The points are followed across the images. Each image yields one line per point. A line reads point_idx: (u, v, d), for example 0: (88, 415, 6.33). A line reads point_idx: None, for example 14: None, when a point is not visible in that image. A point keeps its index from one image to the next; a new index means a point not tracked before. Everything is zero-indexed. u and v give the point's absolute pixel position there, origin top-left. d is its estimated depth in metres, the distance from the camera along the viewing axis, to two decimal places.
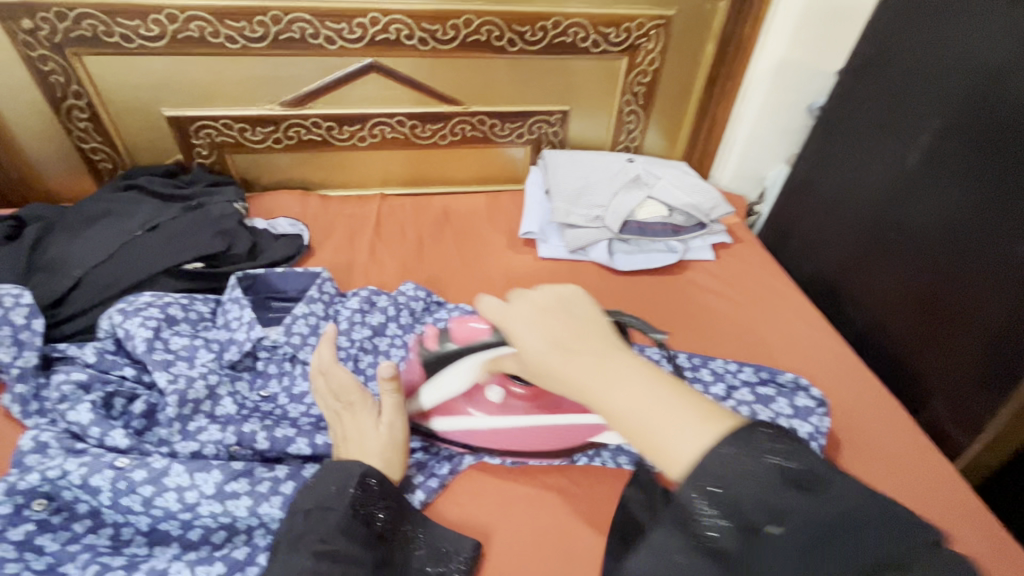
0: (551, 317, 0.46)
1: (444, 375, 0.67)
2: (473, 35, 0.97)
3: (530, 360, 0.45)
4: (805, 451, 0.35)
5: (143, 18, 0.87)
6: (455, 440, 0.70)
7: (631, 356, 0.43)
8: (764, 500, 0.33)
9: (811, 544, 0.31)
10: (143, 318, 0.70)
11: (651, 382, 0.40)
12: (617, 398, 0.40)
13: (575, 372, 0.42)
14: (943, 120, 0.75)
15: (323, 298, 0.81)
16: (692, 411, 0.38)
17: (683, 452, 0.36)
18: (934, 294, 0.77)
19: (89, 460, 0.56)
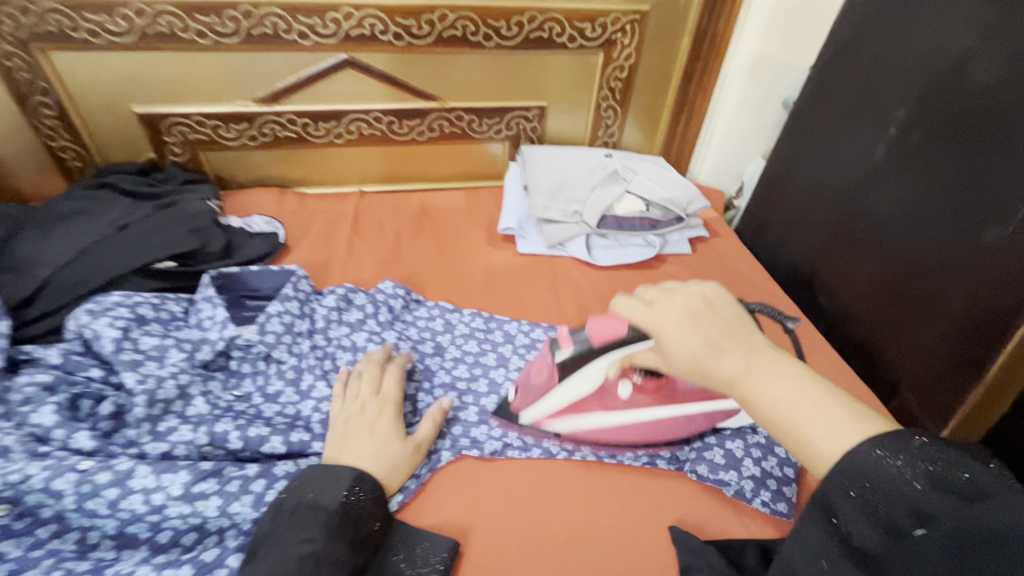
0: (695, 316, 0.51)
1: (578, 376, 0.66)
2: (449, 30, 0.96)
3: (679, 355, 0.50)
4: (974, 463, 0.37)
5: (110, 13, 0.85)
6: (584, 439, 0.70)
7: (775, 356, 0.47)
8: (910, 503, 0.36)
9: (966, 542, 0.34)
10: (111, 318, 0.69)
11: (800, 384, 0.44)
12: (767, 394, 0.45)
13: (729, 371, 0.47)
14: (909, 111, 0.76)
15: (298, 296, 0.81)
16: (845, 413, 0.42)
17: (829, 449, 0.41)
18: (904, 284, 0.78)
19: (52, 463, 0.55)
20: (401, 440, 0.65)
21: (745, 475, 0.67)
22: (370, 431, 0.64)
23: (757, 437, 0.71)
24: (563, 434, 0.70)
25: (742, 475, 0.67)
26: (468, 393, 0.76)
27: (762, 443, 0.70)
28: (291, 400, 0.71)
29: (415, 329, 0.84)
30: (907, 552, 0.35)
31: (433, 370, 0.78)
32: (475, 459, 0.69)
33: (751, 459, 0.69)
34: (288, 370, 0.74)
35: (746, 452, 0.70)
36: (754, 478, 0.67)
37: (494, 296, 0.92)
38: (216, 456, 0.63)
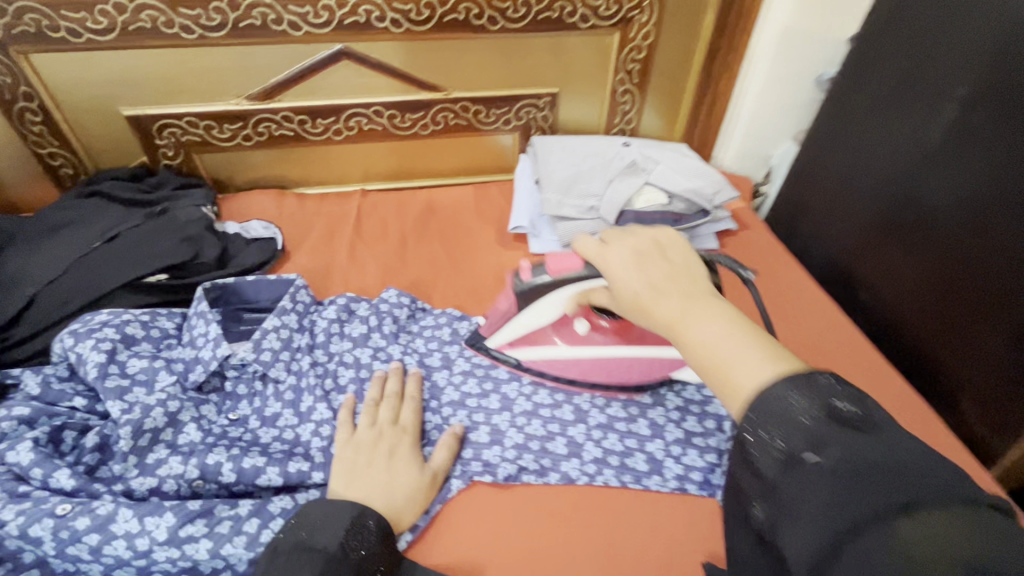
0: (645, 258, 0.50)
1: (533, 307, 0.67)
2: (450, 14, 0.89)
3: (625, 295, 0.49)
4: (869, 402, 0.34)
5: (89, 10, 0.79)
6: (539, 369, 0.72)
7: (715, 299, 0.45)
8: (805, 430, 0.33)
9: (853, 470, 0.31)
10: (96, 340, 0.64)
11: (733, 326, 0.42)
12: (697, 332, 0.42)
13: (664, 312, 0.45)
14: (972, 87, 0.67)
15: (296, 308, 0.75)
16: (765, 351, 0.39)
17: (746, 384, 0.38)
18: (964, 285, 0.70)
19: (28, 508, 0.51)
20: (418, 468, 0.60)
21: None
22: (385, 460, 0.59)
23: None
24: (522, 361, 0.72)
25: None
26: (478, 411, 0.69)
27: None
28: (290, 423, 0.66)
29: (422, 341, 0.77)
30: (798, 483, 0.32)
31: (440, 386, 0.72)
32: (488, 486, 0.63)
33: None
34: (286, 391, 0.69)
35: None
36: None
37: None
38: (209, 491, 0.59)
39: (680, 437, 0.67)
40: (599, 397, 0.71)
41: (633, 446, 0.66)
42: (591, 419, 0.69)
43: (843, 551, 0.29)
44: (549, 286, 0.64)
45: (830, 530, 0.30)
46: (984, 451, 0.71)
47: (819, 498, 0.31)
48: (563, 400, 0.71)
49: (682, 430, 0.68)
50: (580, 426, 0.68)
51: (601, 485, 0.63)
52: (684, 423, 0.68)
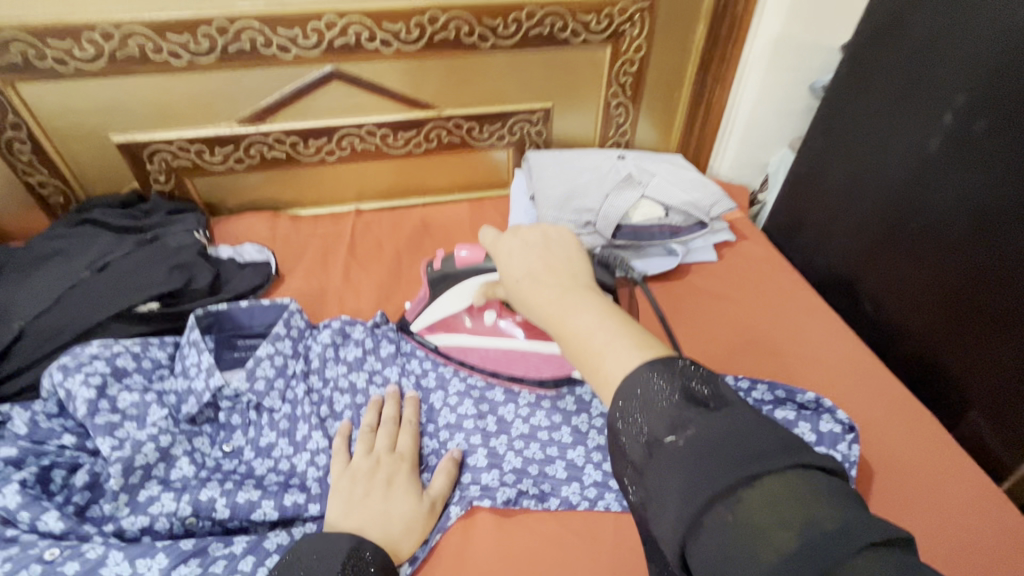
0: (533, 255, 0.54)
1: (442, 295, 0.72)
2: (441, 32, 0.88)
3: (512, 289, 0.53)
4: (719, 382, 0.38)
5: (76, 38, 0.79)
6: (452, 356, 0.75)
7: (587, 292, 0.49)
8: (665, 413, 0.36)
9: (705, 446, 0.33)
10: (85, 375, 0.62)
11: (603, 316, 0.45)
12: (573, 322, 0.46)
13: (543, 303, 0.49)
14: (968, 96, 0.66)
15: (291, 334, 0.74)
16: (631, 338, 0.43)
17: (612, 371, 0.41)
18: (968, 296, 0.69)
19: (15, 554, 0.49)
20: (415, 498, 0.59)
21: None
22: (383, 488, 0.58)
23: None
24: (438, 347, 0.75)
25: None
26: (475, 434, 0.68)
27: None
28: (286, 453, 0.65)
29: (417, 361, 0.76)
30: (659, 465, 0.34)
31: (437, 409, 0.70)
32: (488, 511, 0.61)
33: None
34: (281, 420, 0.67)
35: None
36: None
37: None
38: (203, 527, 0.57)
39: None
40: (598, 418, 0.70)
41: None
42: (590, 441, 0.67)
43: (700, 525, 0.31)
44: (458, 275, 0.71)
45: (686, 509, 0.32)
46: (997, 465, 0.69)
47: (676, 478, 0.33)
48: (561, 422, 0.69)
49: None
50: (580, 449, 0.66)
51: (602, 509, 0.62)
52: None
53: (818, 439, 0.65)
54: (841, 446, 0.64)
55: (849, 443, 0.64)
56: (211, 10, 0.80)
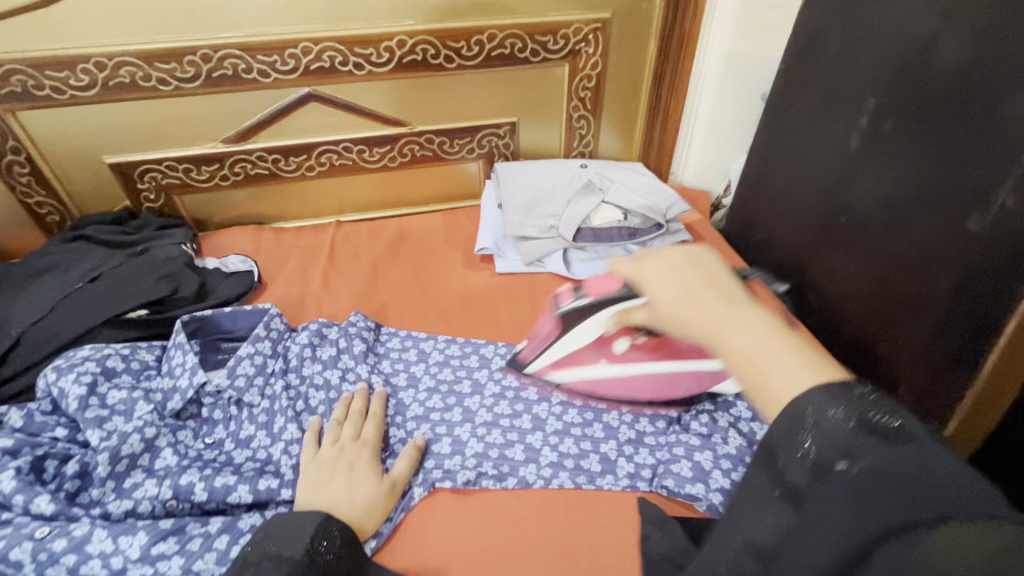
0: (678, 268, 0.47)
1: (575, 330, 0.67)
2: (409, 55, 0.96)
3: (657, 306, 0.46)
4: (907, 412, 0.32)
5: (71, 69, 0.86)
6: (580, 391, 0.70)
7: (753, 308, 0.41)
8: (836, 438, 0.31)
9: (885, 480, 0.29)
10: (77, 374, 0.68)
11: (772, 335, 0.38)
12: (741, 343, 0.38)
13: (707, 320, 0.41)
14: (878, 99, 0.73)
15: (270, 335, 0.80)
16: (815, 364, 0.35)
17: (783, 393, 0.34)
18: (892, 280, 0.74)
19: (9, 532, 0.54)
20: (376, 478, 0.64)
21: (713, 489, 0.65)
22: (344, 473, 0.63)
23: (729, 449, 0.69)
24: (564, 385, 0.70)
25: (710, 488, 0.65)
26: (441, 423, 0.73)
27: (734, 456, 0.68)
28: (263, 443, 0.70)
29: (388, 362, 0.81)
30: (823, 496, 0.30)
31: (406, 403, 0.76)
32: (448, 492, 0.67)
33: (720, 470, 0.66)
34: (260, 414, 0.73)
35: (715, 464, 0.67)
36: (724, 492, 0.65)
37: (469, 320, 0.90)
38: (183, 510, 0.62)
39: (632, 437, 0.71)
40: (557, 406, 0.75)
41: (588, 448, 0.71)
42: (548, 427, 0.73)
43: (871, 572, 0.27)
44: (590, 307, 0.66)
45: (851, 542, 0.28)
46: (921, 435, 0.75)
47: (840, 513, 0.29)
48: (523, 410, 0.75)
49: (634, 431, 0.72)
50: (538, 433, 0.72)
51: (557, 487, 0.67)
52: (635, 424, 0.73)
53: (752, 413, 0.73)
54: None
55: None
56: (196, 40, 0.87)
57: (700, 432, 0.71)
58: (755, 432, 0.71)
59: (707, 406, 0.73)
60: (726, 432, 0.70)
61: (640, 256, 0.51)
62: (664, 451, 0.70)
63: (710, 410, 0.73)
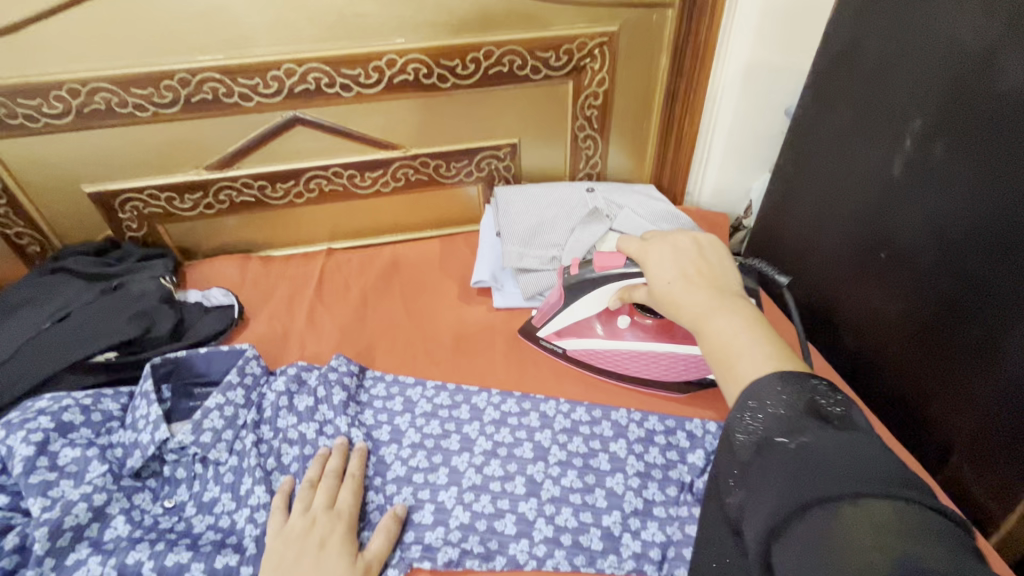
0: (681, 258, 0.58)
1: (581, 301, 0.76)
2: (400, 75, 0.89)
3: (654, 284, 0.57)
4: (852, 410, 0.39)
5: (44, 96, 0.82)
6: (582, 360, 0.79)
7: (736, 302, 0.50)
8: (787, 421, 0.38)
9: (816, 454, 0.35)
10: (28, 432, 0.62)
11: (748, 325, 0.47)
12: (717, 323, 0.48)
13: (692, 302, 0.52)
14: (925, 119, 0.64)
15: (244, 382, 0.73)
16: (771, 350, 0.44)
17: (747, 373, 0.43)
18: (943, 326, 0.65)
19: None
20: (348, 560, 0.57)
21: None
22: (309, 554, 0.56)
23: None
24: (569, 352, 0.79)
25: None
26: (423, 487, 0.65)
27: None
28: (227, 508, 0.64)
29: (371, 413, 0.74)
30: (766, 466, 0.37)
31: (387, 462, 0.68)
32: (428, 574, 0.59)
33: None
34: (226, 474, 0.66)
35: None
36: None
37: (461, 362, 0.82)
38: None
39: (638, 508, 0.63)
40: (555, 467, 0.67)
41: (588, 520, 0.62)
42: (544, 493, 0.64)
43: (794, 529, 0.33)
44: (595, 281, 0.73)
45: (784, 505, 0.34)
46: (983, 515, 0.64)
47: (779, 475, 0.36)
48: (516, 472, 0.67)
49: (642, 500, 0.64)
50: (532, 501, 0.63)
51: (551, 569, 0.58)
52: (643, 491, 0.65)
53: None
54: None
55: None
56: (172, 64, 0.82)
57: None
58: None
59: None
60: None
61: (650, 245, 0.62)
62: (676, 526, 0.61)
63: None
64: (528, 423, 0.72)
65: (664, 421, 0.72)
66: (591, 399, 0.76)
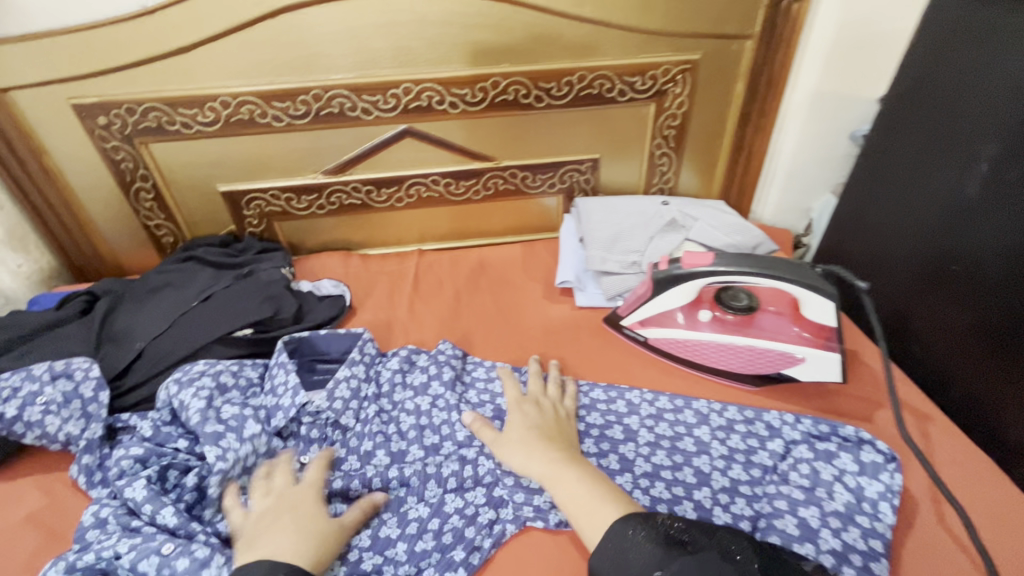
0: (537, 420, 0.72)
1: (666, 294, 0.83)
2: (501, 95, 1.00)
3: (519, 449, 0.68)
4: (699, 531, 0.51)
5: (200, 106, 0.94)
6: (661, 347, 0.86)
7: (574, 457, 0.66)
8: (649, 558, 0.49)
9: None
10: (196, 389, 0.73)
11: (592, 481, 0.62)
12: (565, 481, 0.62)
13: (544, 466, 0.65)
14: (1001, 145, 0.70)
15: (364, 359, 0.82)
16: (604, 495, 0.60)
17: (598, 525, 0.57)
18: (1011, 335, 0.70)
19: (139, 544, 0.61)
20: (325, 521, 0.63)
21: (823, 549, 0.63)
22: (291, 515, 0.63)
23: (836, 506, 0.66)
24: (649, 341, 0.87)
25: (819, 549, 0.63)
26: None
27: (842, 513, 0.66)
28: (355, 467, 0.72)
29: (475, 392, 0.82)
30: None
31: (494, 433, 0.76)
32: (541, 531, 0.67)
33: (829, 530, 0.64)
34: (353, 438, 0.75)
35: (823, 522, 0.65)
36: (835, 553, 0.62)
37: (552, 352, 0.91)
38: None
39: (726, 486, 0.70)
40: (644, 446, 0.74)
41: (680, 494, 0.69)
42: (636, 468, 0.72)
43: None
44: (682, 277, 0.80)
45: None
46: None
47: None
48: (608, 450, 0.74)
49: (728, 479, 0.70)
50: (626, 475, 0.71)
51: None
52: (729, 471, 0.71)
53: (861, 468, 0.69)
54: (884, 475, 0.68)
55: (891, 472, 0.69)
56: (309, 82, 0.94)
57: (802, 484, 0.69)
58: (863, 489, 0.68)
59: (809, 457, 0.71)
60: (829, 485, 0.68)
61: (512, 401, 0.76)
62: (764, 502, 0.68)
63: (812, 461, 0.71)
64: (616, 409, 0.79)
65: (743, 412, 0.78)
66: (673, 390, 0.83)
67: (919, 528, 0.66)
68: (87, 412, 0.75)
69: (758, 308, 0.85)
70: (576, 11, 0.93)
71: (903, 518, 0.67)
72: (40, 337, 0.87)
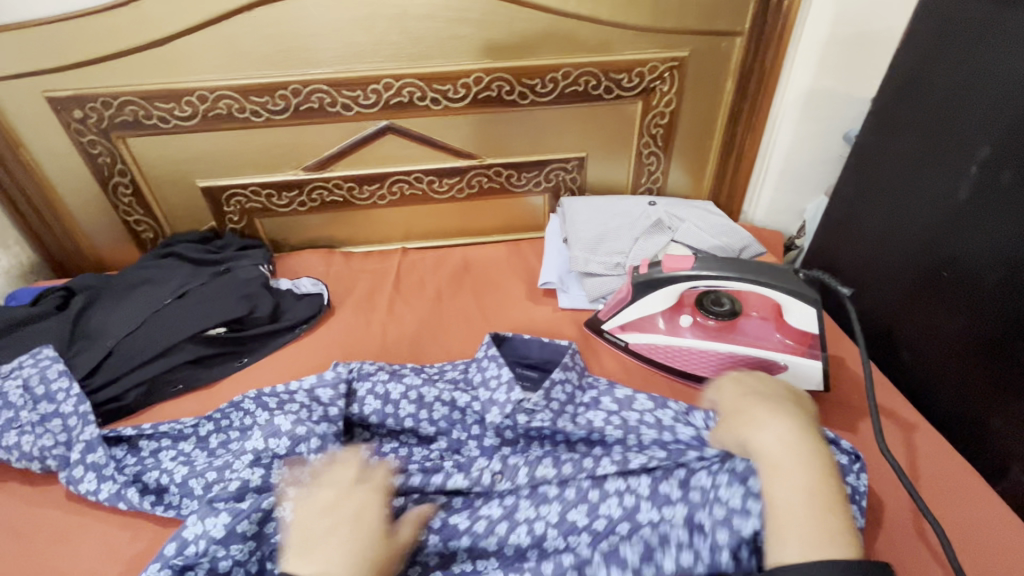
0: (758, 388, 0.60)
1: (648, 298, 0.81)
2: (484, 92, 0.98)
3: (735, 415, 0.57)
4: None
5: (177, 100, 0.93)
6: (642, 352, 0.85)
7: (817, 457, 0.51)
8: None
9: None
10: (426, 391, 0.73)
11: (819, 493, 0.49)
12: (790, 478, 0.50)
13: (763, 444, 0.53)
14: (993, 148, 0.68)
15: (576, 366, 0.76)
16: (827, 522, 0.47)
17: (798, 545, 0.46)
18: (1002, 344, 0.68)
19: None
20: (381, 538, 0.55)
21: None
22: (346, 526, 0.54)
23: None
24: (631, 346, 0.85)
25: None
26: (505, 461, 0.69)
27: None
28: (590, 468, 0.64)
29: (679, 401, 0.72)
30: None
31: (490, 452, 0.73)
32: None
33: None
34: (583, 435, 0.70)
35: None
36: None
37: None
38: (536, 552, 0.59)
39: None
40: None
41: None
42: None
43: None
44: (662, 281, 0.78)
45: None
46: None
47: None
48: None
49: None
50: None
51: None
52: None
53: None
54: (850, 476, 0.66)
55: (857, 472, 0.67)
56: (288, 76, 0.93)
57: None
58: None
59: None
60: None
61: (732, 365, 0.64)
62: None
63: None
64: None
65: None
66: None
67: (897, 542, 0.64)
68: (69, 426, 0.73)
69: (741, 313, 0.83)
70: (561, 5, 0.91)
71: (880, 530, 0.66)
72: (15, 333, 0.85)
